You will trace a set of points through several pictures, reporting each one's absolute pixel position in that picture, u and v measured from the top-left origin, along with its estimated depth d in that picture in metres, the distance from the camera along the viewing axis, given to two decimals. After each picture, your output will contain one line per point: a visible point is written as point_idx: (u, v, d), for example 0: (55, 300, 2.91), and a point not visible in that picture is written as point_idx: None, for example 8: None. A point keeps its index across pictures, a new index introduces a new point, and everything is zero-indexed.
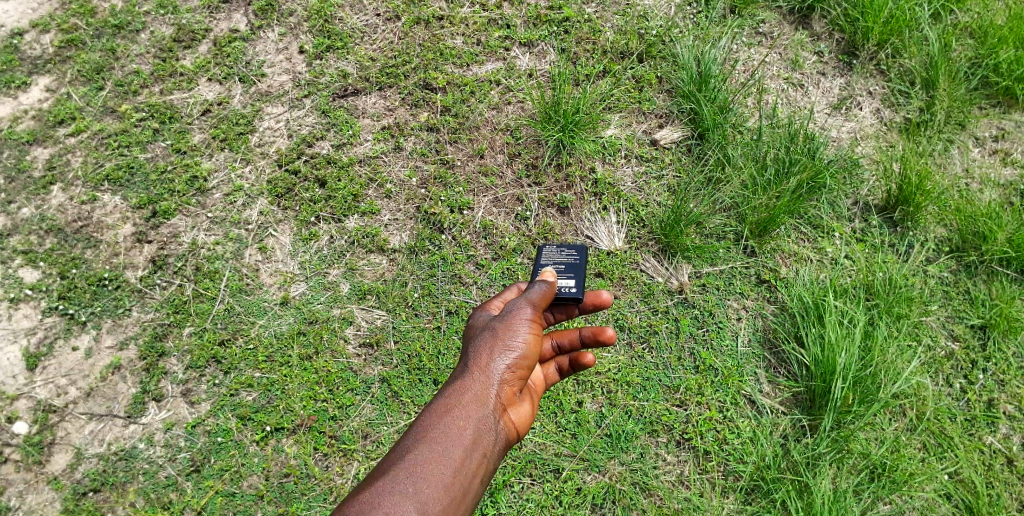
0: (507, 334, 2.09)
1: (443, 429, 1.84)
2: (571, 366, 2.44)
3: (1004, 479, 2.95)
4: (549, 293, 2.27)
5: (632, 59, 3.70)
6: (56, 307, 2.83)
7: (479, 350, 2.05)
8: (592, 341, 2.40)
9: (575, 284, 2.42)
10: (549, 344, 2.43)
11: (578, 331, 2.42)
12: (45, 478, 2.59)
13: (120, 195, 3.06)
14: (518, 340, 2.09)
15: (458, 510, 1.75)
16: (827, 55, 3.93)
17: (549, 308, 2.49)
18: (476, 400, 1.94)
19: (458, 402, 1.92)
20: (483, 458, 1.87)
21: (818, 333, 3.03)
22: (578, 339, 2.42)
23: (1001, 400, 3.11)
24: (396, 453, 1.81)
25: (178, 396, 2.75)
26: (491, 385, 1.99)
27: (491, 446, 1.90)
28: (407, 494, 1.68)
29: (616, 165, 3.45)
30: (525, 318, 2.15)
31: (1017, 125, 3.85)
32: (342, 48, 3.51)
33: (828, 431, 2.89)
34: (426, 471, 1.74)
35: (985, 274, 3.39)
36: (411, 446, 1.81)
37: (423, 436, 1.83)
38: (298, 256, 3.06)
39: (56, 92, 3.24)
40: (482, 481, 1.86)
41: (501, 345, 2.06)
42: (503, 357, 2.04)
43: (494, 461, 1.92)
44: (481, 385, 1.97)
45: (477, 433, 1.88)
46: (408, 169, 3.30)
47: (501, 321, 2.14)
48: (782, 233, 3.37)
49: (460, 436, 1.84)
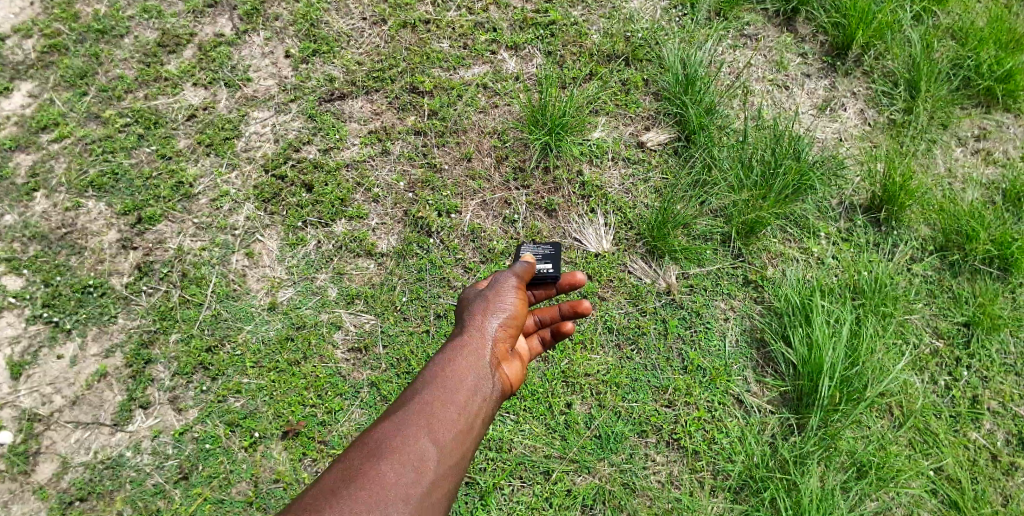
0: (497, 299, 2.26)
1: (446, 377, 2.02)
2: (553, 338, 2.55)
3: (988, 474, 2.99)
4: (531, 269, 2.43)
5: (618, 62, 3.72)
6: (40, 315, 2.80)
7: (473, 313, 2.22)
8: (572, 314, 2.52)
9: (553, 265, 2.58)
10: (531, 320, 2.53)
11: (558, 306, 2.53)
12: (30, 488, 2.57)
13: (105, 202, 3.04)
14: (507, 302, 2.26)
15: (464, 443, 1.93)
16: (811, 56, 3.97)
17: (529, 288, 2.62)
18: (475, 352, 2.11)
19: (458, 353, 2.09)
20: (483, 402, 2.03)
21: (805, 332, 3.06)
22: (558, 313, 2.53)
23: (984, 396, 3.16)
24: (405, 398, 1.99)
25: (165, 403, 2.73)
26: (487, 340, 2.16)
27: (490, 392, 2.07)
28: (418, 429, 1.88)
29: (603, 167, 3.46)
30: (512, 285, 2.32)
31: (998, 125, 3.91)
32: (328, 53, 3.50)
33: (815, 430, 2.91)
34: (432, 411, 1.93)
35: (968, 272, 3.43)
36: (419, 391, 2.00)
37: (430, 383, 2.01)
38: (286, 261, 3.05)
39: (38, 98, 3.20)
40: (483, 423, 2.03)
41: (493, 308, 2.23)
42: (495, 317, 2.21)
43: (494, 406, 2.09)
44: (478, 340, 2.14)
45: (477, 379, 2.05)
46: (395, 173, 3.29)
47: (490, 287, 2.31)
48: (768, 233, 3.39)
49: (463, 381, 2.02)
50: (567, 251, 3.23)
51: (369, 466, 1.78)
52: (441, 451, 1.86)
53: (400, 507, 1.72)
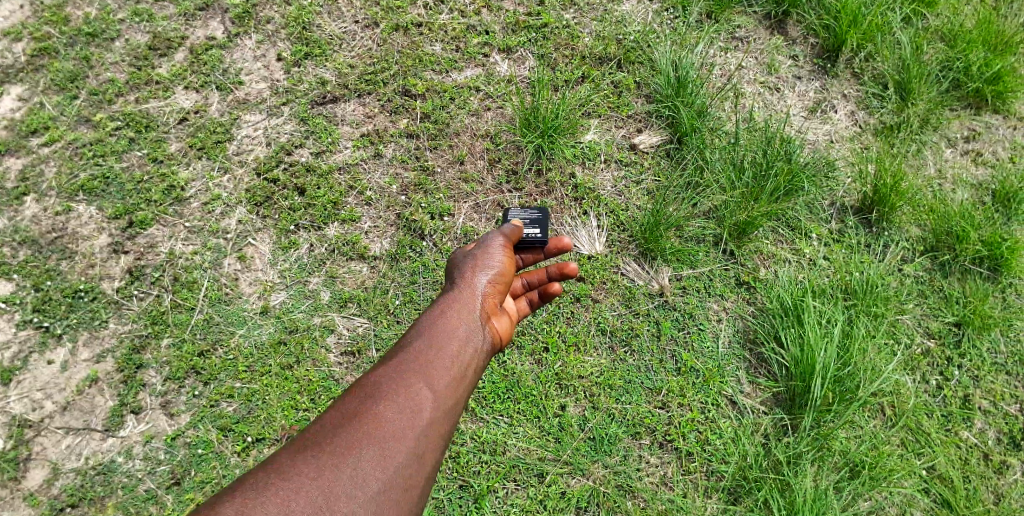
0: (484, 258, 2.32)
1: (438, 328, 2.03)
2: (541, 300, 2.61)
3: (980, 473, 3.00)
4: (518, 232, 2.52)
5: (610, 64, 3.73)
6: (31, 320, 2.78)
7: (462, 270, 2.27)
8: (559, 276, 2.58)
9: (540, 230, 2.65)
10: (519, 282, 2.59)
11: (545, 267, 2.59)
12: (21, 495, 2.55)
13: (95, 206, 3.02)
14: (494, 261, 2.32)
15: (459, 390, 1.94)
16: (802, 59, 3.99)
17: (518, 252, 2.68)
18: (464, 306, 2.14)
19: (449, 307, 2.12)
20: (475, 352, 2.05)
21: (797, 333, 3.07)
22: (546, 275, 2.58)
23: (976, 396, 3.17)
24: (396, 350, 2.00)
25: (157, 408, 2.72)
26: (475, 296, 2.19)
27: (481, 343, 2.08)
28: (412, 375, 1.87)
29: (596, 169, 3.47)
30: (497, 244, 2.39)
31: (987, 126, 3.94)
32: (320, 56, 3.50)
33: (808, 431, 2.92)
34: (426, 358, 1.93)
35: (958, 272, 3.45)
36: (411, 341, 2.00)
37: (422, 333, 2.02)
38: (278, 264, 3.04)
39: (28, 101, 3.19)
40: (476, 373, 2.04)
41: (481, 264, 2.29)
42: (484, 274, 2.25)
43: (486, 358, 2.11)
44: (468, 295, 2.17)
45: (467, 331, 2.07)
46: (388, 176, 3.29)
47: (476, 249, 2.37)
48: (760, 234, 3.40)
49: (454, 331, 2.04)
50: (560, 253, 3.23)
51: (363, 411, 1.77)
52: (436, 395, 1.86)
53: (397, 444, 1.73)
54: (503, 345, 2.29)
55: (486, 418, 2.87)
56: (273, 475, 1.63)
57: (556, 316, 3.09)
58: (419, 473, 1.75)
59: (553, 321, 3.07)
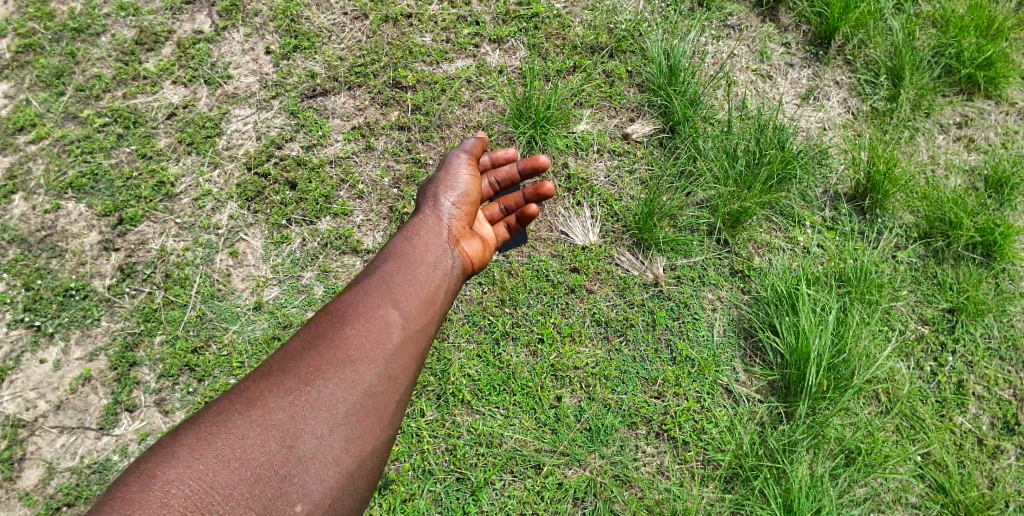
0: (447, 189, 2.66)
1: (406, 255, 2.33)
2: (519, 223, 2.95)
3: (974, 458, 3.02)
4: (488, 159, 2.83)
5: (602, 53, 3.70)
6: (22, 320, 2.76)
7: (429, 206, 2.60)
8: (535, 197, 2.91)
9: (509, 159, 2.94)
10: (497, 208, 2.92)
11: (521, 192, 2.91)
12: (16, 495, 2.53)
13: (85, 203, 2.99)
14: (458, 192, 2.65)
15: (428, 309, 2.23)
16: (794, 46, 3.97)
17: (492, 182, 2.98)
18: (430, 235, 2.47)
19: (416, 236, 2.44)
20: (443, 275, 2.36)
21: (792, 321, 3.07)
22: (522, 198, 2.92)
23: (970, 381, 3.19)
24: (369, 273, 2.27)
25: (151, 405, 2.71)
26: (441, 226, 2.54)
27: (448, 266, 2.40)
28: (383, 298, 2.15)
29: (589, 160, 3.46)
30: (460, 172, 2.72)
31: (980, 112, 3.94)
32: (309, 49, 3.47)
33: (804, 418, 2.93)
34: (397, 281, 2.22)
35: (952, 258, 3.46)
36: (382, 265, 2.29)
37: (394, 258, 2.31)
38: (270, 260, 3.02)
39: (14, 99, 3.15)
40: (445, 293, 2.35)
41: (445, 193, 2.65)
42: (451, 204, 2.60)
43: (455, 278, 2.43)
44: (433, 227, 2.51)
45: (435, 256, 2.39)
46: (380, 169, 3.27)
47: (440, 178, 2.71)
48: (754, 223, 3.40)
49: (422, 257, 2.35)
50: (554, 244, 3.22)
51: (340, 329, 2.06)
52: (405, 314, 2.15)
53: (366, 366, 2.00)
54: (476, 264, 2.64)
55: (482, 410, 2.87)
56: (250, 399, 1.90)
57: (551, 307, 3.09)
58: (393, 379, 2.05)
59: (548, 313, 3.07)
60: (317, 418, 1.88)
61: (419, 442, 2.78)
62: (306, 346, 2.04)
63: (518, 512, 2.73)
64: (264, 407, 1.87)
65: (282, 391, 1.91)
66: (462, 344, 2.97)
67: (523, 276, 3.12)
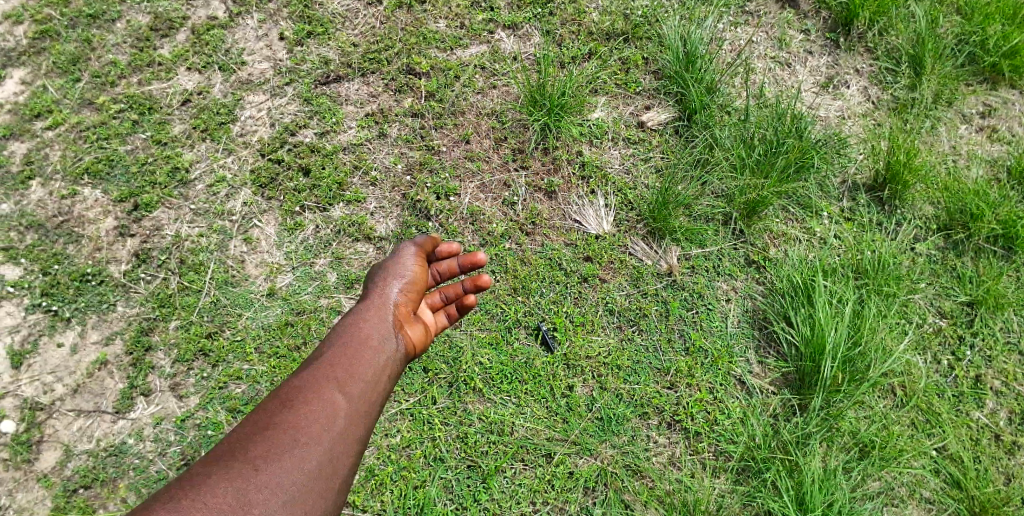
0: (396, 269, 2.50)
1: (354, 336, 2.21)
2: (458, 313, 2.64)
3: (991, 453, 2.98)
4: (430, 243, 2.63)
5: (617, 40, 3.67)
6: (40, 304, 2.79)
7: (375, 286, 2.45)
8: (473, 289, 2.63)
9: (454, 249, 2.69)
10: (436, 296, 2.63)
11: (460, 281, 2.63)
12: (34, 476, 2.56)
13: (101, 189, 3.01)
14: (405, 272, 2.49)
15: (374, 392, 2.11)
16: (814, 33, 3.91)
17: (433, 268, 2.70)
18: (375, 315, 2.32)
19: (360, 319, 2.30)
20: (389, 357, 2.23)
21: (808, 313, 3.04)
22: (461, 288, 2.63)
23: (988, 376, 3.14)
24: (314, 358, 2.16)
25: (166, 390, 2.73)
26: (387, 306, 2.38)
27: (394, 348, 2.27)
28: (328, 380, 2.04)
29: (603, 148, 3.43)
30: (408, 254, 2.56)
31: (1004, 101, 3.86)
32: (323, 34, 3.46)
33: (818, 410, 2.91)
34: (344, 362, 2.12)
35: (972, 251, 3.40)
36: (327, 349, 2.18)
37: (340, 341, 2.20)
38: (284, 246, 3.03)
39: (31, 85, 3.16)
40: (391, 377, 2.22)
41: (394, 276, 2.48)
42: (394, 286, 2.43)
43: (401, 364, 2.29)
44: (379, 307, 2.36)
45: (380, 338, 2.25)
46: (393, 156, 3.27)
47: (388, 261, 2.55)
48: (770, 213, 3.36)
49: (367, 337, 2.23)
50: (567, 233, 3.20)
51: (283, 413, 1.93)
52: (351, 397, 2.03)
53: (313, 446, 1.88)
54: (419, 353, 2.44)
55: (493, 398, 2.86)
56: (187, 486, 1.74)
57: (563, 296, 3.08)
58: (336, 467, 1.91)
59: (560, 302, 3.06)
60: (252, 512, 1.71)
61: (430, 429, 2.78)
62: (239, 439, 1.88)
63: (528, 500, 2.71)
64: (205, 494, 1.71)
65: (215, 485, 1.74)
66: (474, 332, 2.96)
67: (536, 264, 3.11)
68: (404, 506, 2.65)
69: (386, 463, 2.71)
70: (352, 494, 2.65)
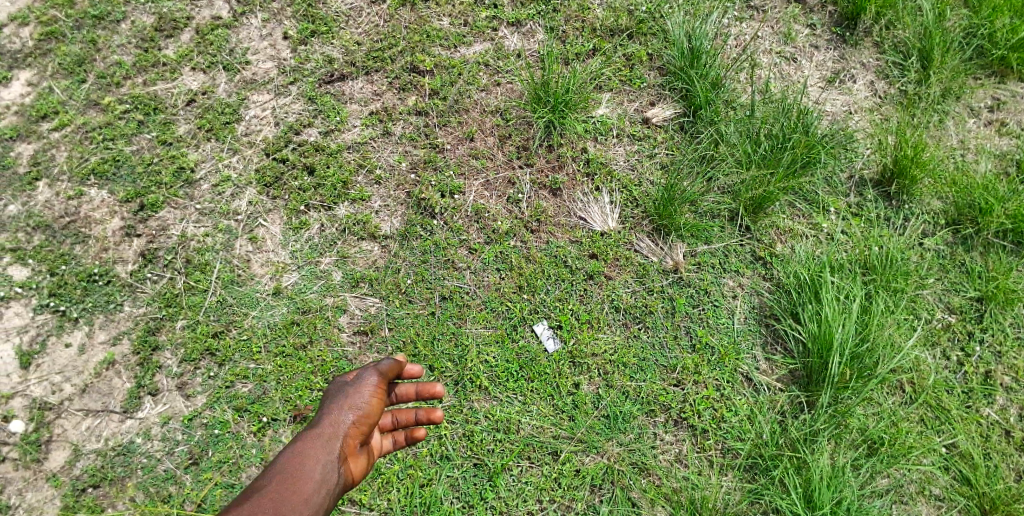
0: (357, 394, 2.15)
1: (296, 473, 1.91)
2: (405, 442, 2.40)
3: (1001, 450, 2.96)
4: (398, 366, 2.29)
5: (622, 36, 3.66)
6: (47, 304, 2.80)
7: (328, 410, 2.12)
8: (427, 421, 2.39)
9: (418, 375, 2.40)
10: (387, 420, 2.36)
11: (415, 409, 2.38)
12: (44, 476, 2.58)
13: (107, 190, 3.02)
14: (365, 399, 2.15)
15: None
16: (820, 27, 3.88)
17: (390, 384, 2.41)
18: (321, 449, 2.00)
19: (306, 450, 1.98)
20: (328, 498, 1.95)
21: (815, 309, 3.02)
22: (414, 417, 2.38)
23: (997, 372, 3.12)
24: (246, 494, 1.85)
25: (174, 389, 2.74)
26: (337, 437, 2.05)
27: (335, 490, 1.98)
28: None
29: (608, 144, 3.42)
30: (375, 378, 2.21)
31: (1013, 95, 3.83)
32: (327, 33, 3.46)
33: (826, 407, 2.89)
34: (282, 504, 1.82)
35: (980, 246, 3.38)
36: (264, 486, 1.87)
37: (281, 477, 1.89)
38: (289, 245, 3.04)
39: (37, 86, 3.17)
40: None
41: (352, 403, 2.13)
42: (351, 415, 2.10)
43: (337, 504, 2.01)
44: (329, 437, 2.04)
45: (322, 477, 1.95)
46: (397, 154, 3.26)
47: (349, 383, 2.21)
48: (777, 209, 3.35)
49: (310, 476, 1.92)
50: (572, 231, 3.20)
51: None
52: None
53: None
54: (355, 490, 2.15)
55: (499, 396, 2.86)
56: None
57: (569, 293, 3.07)
58: None
59: (566, 299, 3.06)
60: None
61: (437, 428, 2.78)
62: None
63: (535, 498, 2.71)
64: None
65: None
66: (480, 330, 2.96)
67: (542, 262, 3.10)
68: (411, 504, 2.65)
69: (392, 461, 2.72)
70: (359, 492, 2.65)
